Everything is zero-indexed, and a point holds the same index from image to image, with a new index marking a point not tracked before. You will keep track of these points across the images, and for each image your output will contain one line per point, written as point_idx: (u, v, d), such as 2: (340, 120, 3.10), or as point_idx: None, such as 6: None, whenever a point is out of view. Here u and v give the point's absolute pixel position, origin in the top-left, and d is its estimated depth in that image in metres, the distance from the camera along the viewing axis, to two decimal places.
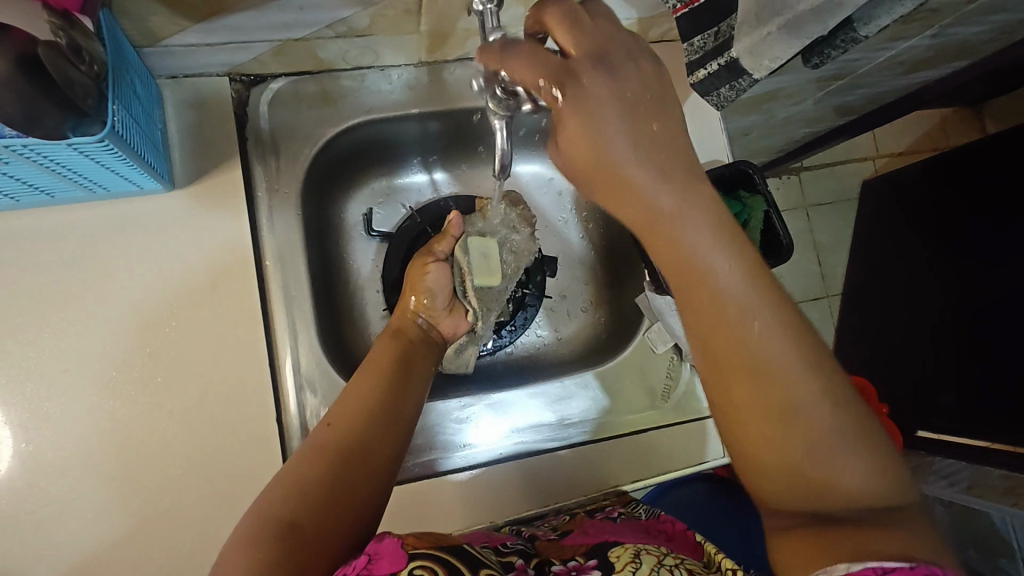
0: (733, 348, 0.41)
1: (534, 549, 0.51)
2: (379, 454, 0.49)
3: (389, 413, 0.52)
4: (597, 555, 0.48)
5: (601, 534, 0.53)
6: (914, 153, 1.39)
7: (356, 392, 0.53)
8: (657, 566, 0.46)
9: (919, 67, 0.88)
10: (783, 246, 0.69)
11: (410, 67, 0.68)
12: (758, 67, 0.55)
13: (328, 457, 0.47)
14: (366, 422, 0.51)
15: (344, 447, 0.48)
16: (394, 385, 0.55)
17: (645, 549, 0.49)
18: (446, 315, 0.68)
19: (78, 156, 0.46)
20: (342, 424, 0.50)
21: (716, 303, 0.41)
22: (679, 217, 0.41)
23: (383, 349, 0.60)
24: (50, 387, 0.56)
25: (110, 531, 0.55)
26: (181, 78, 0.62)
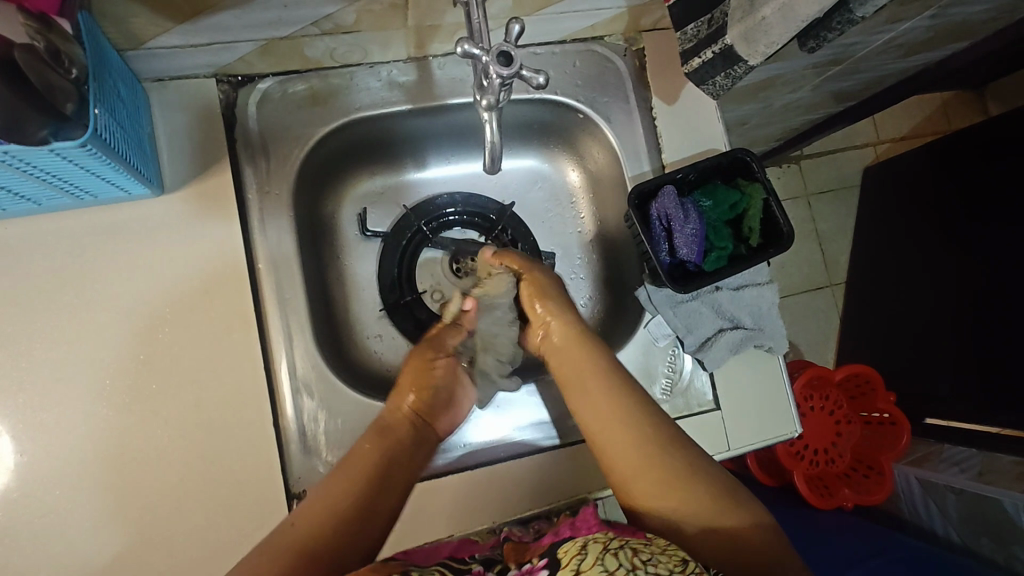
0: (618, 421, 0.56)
1: (501, 555, 0.51)
2: (342, 562, 0.47)
3: (360, 520, 0.49)
4: (548, 555, 0.47)
5: (565, 533, 0.52)
6: (916, 137, 1.37)
7: (327, 491, 0.51)
8: (601, 553, 0.43)
9: (919, 49, 0.86)
10: (783, 233, 0.66)
11: (400, 63, 0.67)
12: (753, 54, 0.55)
13: (284, 557, 0.45)
14: (333, 526, 0.48)
15: (302, 549, 0.46)
16: (368, 490, 0.51)
17: (593, 539, 0.47)
18: (447, 409, 0.63)
19: (62, 161, 0.46)
20: (305, 523, 0.48)
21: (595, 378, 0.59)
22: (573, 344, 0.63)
23: (368, 445, 0.56)
24: (43, 397, 0.55)
25: (109, 539, 0.55)
26: (167, 80, 0.61)
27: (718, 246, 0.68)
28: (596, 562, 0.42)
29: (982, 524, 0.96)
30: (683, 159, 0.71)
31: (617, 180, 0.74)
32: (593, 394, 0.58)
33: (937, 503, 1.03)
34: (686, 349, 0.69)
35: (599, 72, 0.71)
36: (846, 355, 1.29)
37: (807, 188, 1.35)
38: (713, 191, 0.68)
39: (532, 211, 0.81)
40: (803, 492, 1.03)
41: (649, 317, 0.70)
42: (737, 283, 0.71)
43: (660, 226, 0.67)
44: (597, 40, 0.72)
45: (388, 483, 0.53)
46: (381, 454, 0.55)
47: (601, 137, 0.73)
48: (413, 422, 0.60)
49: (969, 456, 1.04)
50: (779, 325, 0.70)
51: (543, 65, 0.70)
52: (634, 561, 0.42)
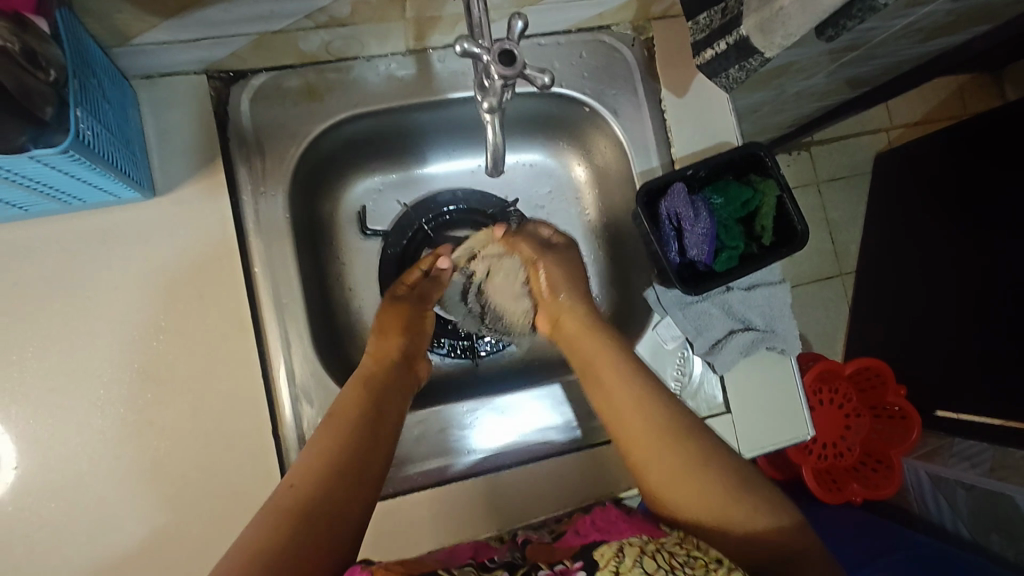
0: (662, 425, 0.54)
1: (524, 558, 0.50)
2: (341, 518, 0.48)
3: (350, 475, 0.51)
4: (583, 557, 0.46)
5: (590, 533, 0.51)
6: (931, 122, 1.33)
7: (316, 449, 0.52)
8: (640, 557, 0.43)
9: (939, 34, 0.83)
10: (797, 232, 0.64)
11: (399, 56, 0.64)
12: (768, 46, 0.52)
13: (286, 518, 0.46)
14: (332, 482, 0.49)
15: (297, 509, 0.47)
16: (352, 442, 0.52)
17: (627, 541, 0.46)
18: (423, 355, 0.67)
19: (45, 168, 0.44)
20: (302, 484, 0.49)
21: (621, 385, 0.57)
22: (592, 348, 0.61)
23: (352, 394, 0.57)
24: (34, 408, 0.54)
25: (107, 551, 0.54)
26: (157, 78, 0.59)
27: (730, 246, 0.66)
28: (636, 565, 0.42)
29: (993, 519, 0.94)
30: (693, 155, 0.69)
31: (624, 176, 0.71)
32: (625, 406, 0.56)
33: (947, 497, 1.01)
34: (695, 351, 0.67)
35: (606, 63, 0.68)
36: (856, 347, 1.26)
37: (818, 176, 1.32)
38: (725, 188, 0.66)
39: (536, 208, 0.78)
40: (812, 488, 1.02)
41: (658, 319, 0.68)
42: (749, 282, 0.69)
43: (669, 225, 0.65)
44: (604, 29, 0.69)
45: (375, 426, 0.55)
46: (365, 403, 0.56)
47: (608, 131, 0.70)
48: (395, 364, 0.63)
49: (979, 450, 1.00)
50: (792, 326, 0.68)
51: (547, 57, 0.68)
52: (670, 562, 0.43)
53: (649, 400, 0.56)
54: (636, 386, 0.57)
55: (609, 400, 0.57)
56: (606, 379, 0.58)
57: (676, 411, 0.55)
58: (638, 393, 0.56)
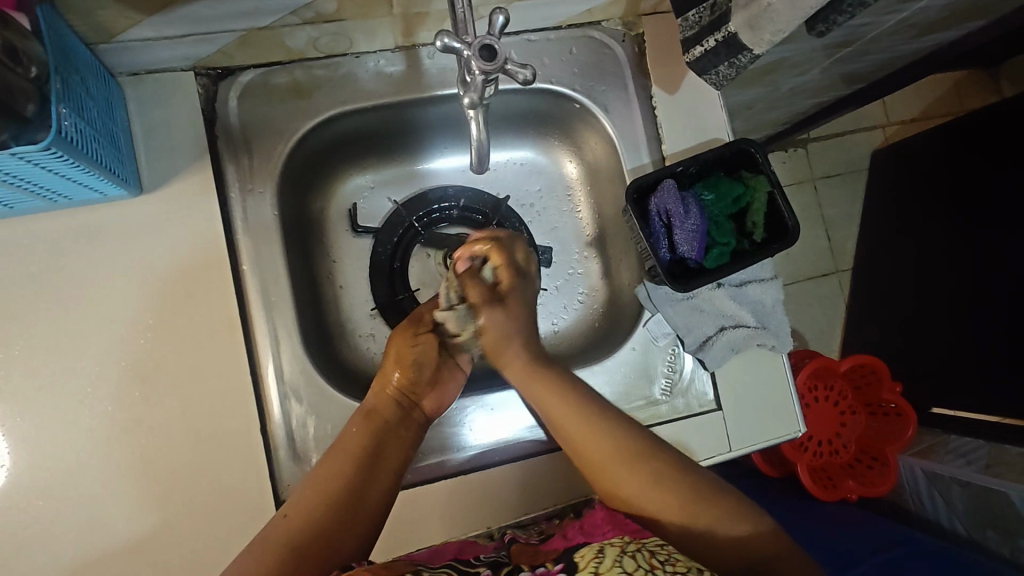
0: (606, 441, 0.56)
1: (509, 557, 0.50)
2: (339, 541, 0.49)
3: (349, 500, 0.51)
4: (563, 559, 0.46)
5: (575, 536, 0.51)
6: (927, 119, 1.33)
7: (318, 477, 0.52)
8: (620, 555, 0.44)
9: (933, 29, 0.83)
10: (788, 229, 0.64)
11: (387, 52, 0.64)
12: (758, 43, 0.52)
13: (282, 551, 0.47)
14: (332, 509, 0.50)
15: (296, 539, 0.48)
16: (353, 470, 0.53)
17: (609, 542, 0.47)
18: (433, 388, 0.61)
19: (28, 166, 0.44)
20: (298, 515, 0.50)
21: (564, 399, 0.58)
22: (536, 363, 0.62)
23: (356, 430, 0.56)
24: (21, 406, 0.54)
25: (96, 549, 0.54)
26: (143, 75, 0.59)
27: (721, 242, 0.65)
28: (615, 563, 0.43)
29: (987, 516, 0.94)
30: (684, 151, 0.68)
31: (615, 172, 0.71)
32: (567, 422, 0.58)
33: (942, 495, 1.01)
34: (687, 347, 0.67)
35: (596, 59, 0.68)
36: (852, 344, 1.26)
37: (814, 173, 1.32)
38: (716, 184, 0.66)
39: (528, 205, 0.78)
40: (807, 485, 1.02)
41: (649, 316, 0.67)
42: (740, 279, 0.69)
43: (659, 222, 0.64)
44: (594, 25, 0.69)
45: (377, 451, 0.55)
46: (367, 432, 0.56)
47: (599, 128, 0.70)
48: (399, 401, 0.59)
49: (975, 447, 1.00)
50: (783, 321, 0.68)
51: (537, 53, 0.67)
52: (651, 562, 0.43)
53: (605, 420, 0.57)
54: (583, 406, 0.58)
55: (562, 418, 0.58)
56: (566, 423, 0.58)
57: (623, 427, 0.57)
58: (593, 416, 0.57)
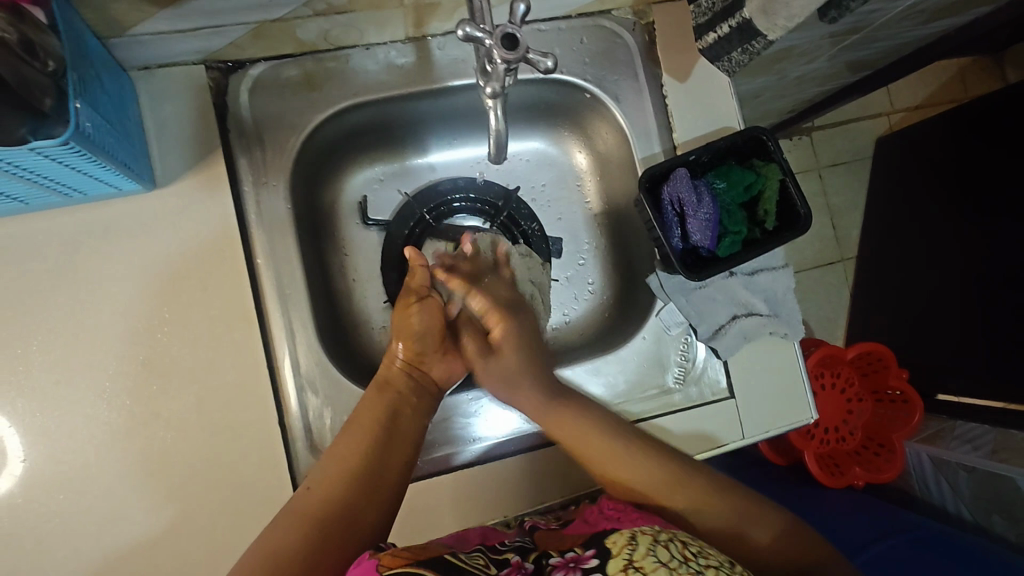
0: (621, 463, 0.58)
1: (535, 543, 0.50)
2: (363, 520, 0.50)
3: (370, 485, 0.51)
4: (595, 545, 0.46)
5: (601, 524, 0.51)
6: (932, 106, 1.32)
7: (340, 455, 0.52)
8: (654, 544, 0.44)
9: (944, 14, 0.82)
10: (800, 216, 0.64)
11: (398, 44, 0.64)
12: (772, 29, 0.52)
13: (303, 526, 0.47)
14: (355, 484, 0.51)
15: (323, 517, 0.48)
16: (372, 450, 0.53)
17: (640, 531, 0.47)
18: (440, 357, 0.64)
19: (46, 161, 0.44)
20: (321, 490, 0.50)
21: (578, 414, 0.60)
22: (571, 413, 0.60)
23: (370, 401, 0.57)
24: (41, 401, 0.54)
25: (117, 540, 0.54)
26: (155, 68, 0.58)
27: (733, 231, 0.65)
28: (649, 552, 0.42)
29: (995, 501, 0.95)
30: (695, 139, 0.68)
31: (625, 161, 0.71)
32: (586, 434, 0.59)
33: (949, 480, 1.03)
34: (699, 336, 0.67)
35: (606, 48, 0.68)
36: (859, 332, 1.27)
37: (819, 162, 1.31)
38: (728, 173, 0.66)
39: (537, 196, 0.78)
40: (815, 472, 1.03)
41: (661, 305, 0.68)
42: (752, 267, 0.69)
43: (672, 211, 0.65)
44: (604, 14, 0.68)
45: (396, 429, 0.55)
46: (388, 406, 0.56)
47: (609, 117, 0.70)
48: (411, 374, 0.61)
49: (981, 433, 1.01)
50: (796, 311, 0.68)
51: (548, 43, 0.67)
52: (684, 553, 0.43)
53: (617, 432, 0.59)
54: (604, 420, 0.60)
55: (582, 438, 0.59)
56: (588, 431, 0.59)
57: (640, 434, 0.60)
58: (610, 430, 0.59)
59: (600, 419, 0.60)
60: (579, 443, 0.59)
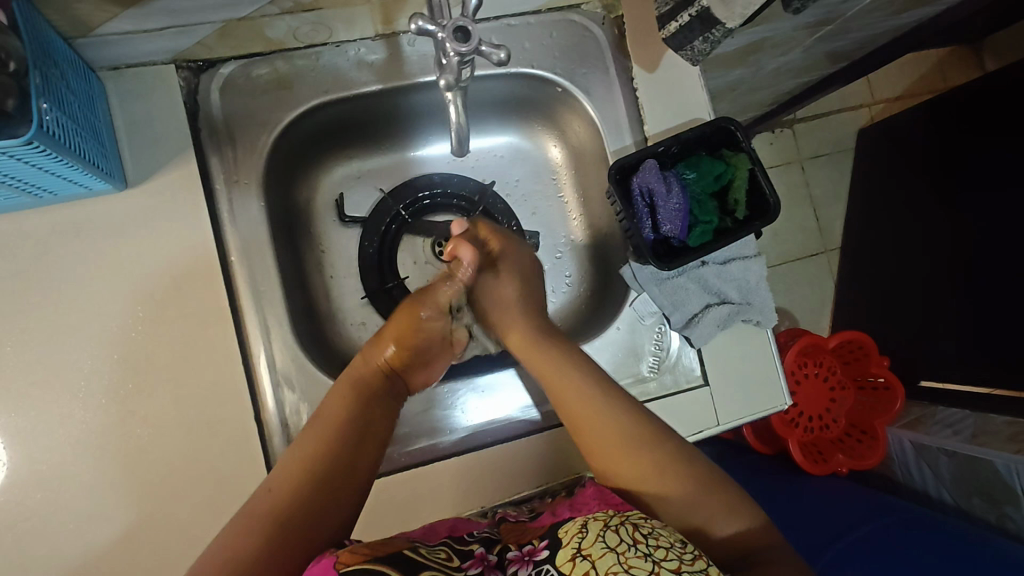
0: (593, 418, 0.57)
1: (497, 536, 0.50)
2: (320, 516, 0.47)
3: (328, 478, 0.50)
4: (550, 536, 0.47)
5: (563, 513, 0.51)
6: (911, 96, 1.34)
7: (300, 450, 0.51)
8: (604, 530, 0.44)
9: (913, 5, 0.83)
10: (769, 205, 0.65)
11: (368, 41, 0.64)
12: (730, 17, 0.53)
13: (259, 523, 0.45)
14: (311, 476, 0.49)
15: (276, 510, 0.46)
16: (332, 445, 0.51)
17: (594, 516, 0.47)
18: (422, 366, 0.63)
19: (11, 161, 0.44)
20: (278, 487, 0.48)
21: (564, 367, 0.60)
22: (556, 360, 0.61)
23: (336, 400, 0.56)
24: (16, 401, 0.54)
25: (94, 537, 0.55)
26: (124, 69, 0.59)
27: (703, 220, 0.66)
28: (598, 538, 0.43)
29: (974, 483, 0.95)
30: (666, 131, 0.69)
31: (598, 154, 0.72)
32: (564, 391, 0.59)
33: (930, 466, 1.03)
34: (672, 325, 0.68)
35: (576, 43, 0.69)
36: (841, 321, 1.28)
37: (801, 153, 1.33)
38: (698, 163, 0.66)
39: (512, 191, 0.79)
40: (798, 459, 1.04)
41: (635, 295, 0.68)
42: (724, 256, 0.69)
43: (642, 202, 0.65)
44: (574, 9, 0.69)
45: (361, 429, 0.54)
46: (352, 408, 0.55)
47: (581, 110, 0.71)
48: (387, 376, 0.60)
49: (962, 417, 1.03)
50: (768, 298, 0.69)
51: (518, 37, 0.68)
52: (634, 536, 0.44)
53: (599, 391, 0.58)
54: (587, 378, 0.59)
55: (564, 394, 0.59)
56: (570, 404, 0.58)
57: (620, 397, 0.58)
58: (594, 388, 0.58)
59: (586, 385, 0.59)
60: (559, 398, 0.59)
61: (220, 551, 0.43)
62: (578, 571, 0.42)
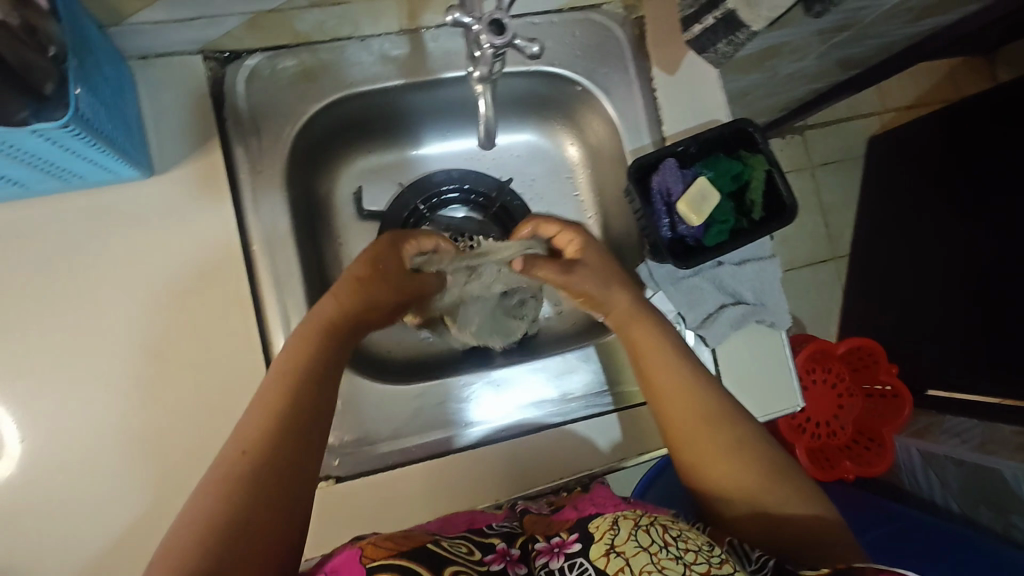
0: (682, 401, 0.54)
1: (520, 527, 0.50)
2: (291, 487, 0.45)
3: (302, 436, 0.47)
4: (579, 529, 0.47)
5: (587, 507, 0.52)
6: (924, 105, 1.34)
7: (267, 404, 0.48)
8: (636, 530, 0.45)
9: (929, 13, 0.84)
10: (786, 206, 0.65)
11: (392, 36, 0.65)
12: (754, 19, 0.55)
13: (233, 491, 0.42)
14: (283, 444, 0.46)
15: (256, 476, 0.43)
16: (301, 406, 0.48)
17: (623, 515, 0.48)
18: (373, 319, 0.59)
19: (46, 144, 0.45)
20: (252, 447, 0.45)
21: (654, 344, 0.58)
22: (653, 335, 0.58)
23: (299, 343, 0.52)
24: (41, 384, 0.55)
25: (112, 522, 0.55)
26: (153, 58, 0.60)
27: (720, 220, 0.66)
28: (630, 538, 0.45)
29: (981, 494, 0.96)
30: (685, 132, 0.69)
31: (616, 153, 0.72)
32: (658, 370, 0.57)
33: (937, 474, 1.03)
34: (687, 324, 0.68)
35: (598, 42, 0.69)
36: (849, 328, 1.28)
37: (812, 160, 1.33)
38: (716, 162, 0.67)
39: (529, 189, 0.80)
40: (805, 465, 1.04)
41: (651, 294, 0.69)
42: (740, 257, 0.70)
43: (660, 201, 0.66)
44: (596, 9, 0.70)
45: (320, 390, 0.50)
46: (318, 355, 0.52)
47: (601, 110, 0.71)
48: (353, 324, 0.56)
49: (970, 427, 1.01)
50: (782, 300, 0.69)
51: (541, 35, 0.68)
52: (665, 538, 0.45)
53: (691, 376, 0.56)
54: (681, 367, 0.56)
55: (659, 379, 0.56)
56: (661, 382, 0.56)
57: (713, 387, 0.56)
58: (684, 373, 0.56)
59: (678, 365, 0.56)
60: (649, 374, 0.57)
61: (193, 527, 0.40)
62: (613, 567, 0.43)
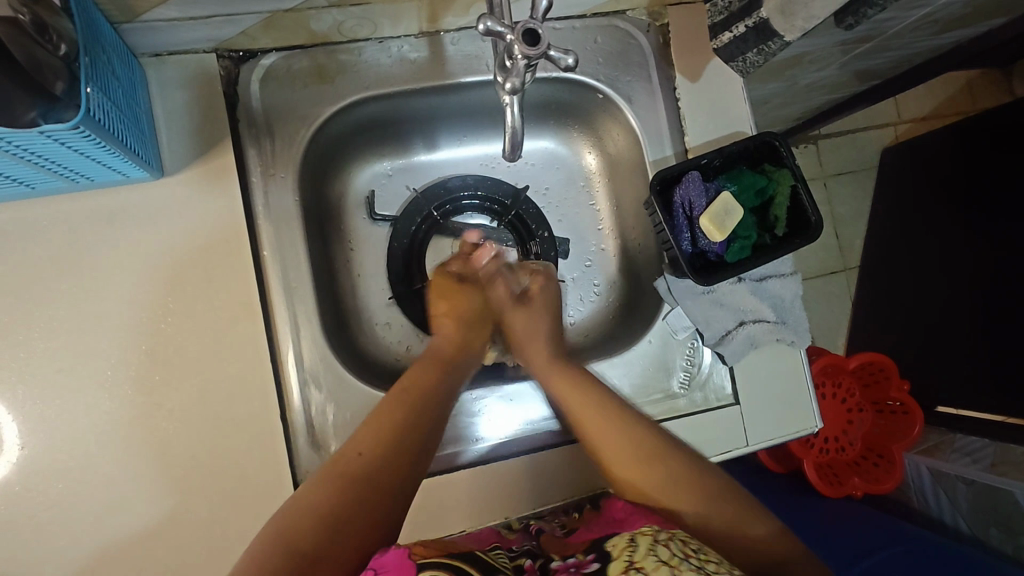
0: (616, 439, 0.56)
1: (539, 548, 0.49)
2: (371, 526, 0.47)
3: (373, 484, 0.49)
4: (595, 550, 0.45)
5: (604, 529, 0.50)
6: (939, 118, 1.32)
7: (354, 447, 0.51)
8: (654, 544, 0.43)
9: (956, 26, 0.82)
10: (811, 223, 0.63)
11: (412, 38, 0.64)
12: (789, 29, 0.54)
13: (312, 525, 0.44)
14: (358, 485, 0.48)
15: (330, 513, 0.46)
16: (409, 423, 0.53)
17: (640, 532, 0.46)
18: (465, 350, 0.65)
19: (55, 145, 0.43)
20: (327, 488, 0.48)
21: (585, 391, 0.59)
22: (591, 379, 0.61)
23: (395, 399, 0.55)
24: (43, 388, 0.54)
25: (113, 531, 0.54)
26: (166, 56, 0.58)
27: (742, 236, 0.65)
28: (649, 552, 0.42)
29: (992, 514, 0.94)
30: (708, 144, 0.68)
31: (636, 164, 0.70)
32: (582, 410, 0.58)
33: (947, 493, 1.01)
34: (706, 342, 0.66)
35: (621, 49, 0.67)
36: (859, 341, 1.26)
37: (825, 170, 1.31)
38: (739, 176, 0.65)
39: (545, 197, 0.78)
40: (813, 480, 1.02)
41: (668, 309, 0.67)
42: (761, 274, 0.68)
43: (682, 214, 0.64)
44: (620, 14, 0.68)
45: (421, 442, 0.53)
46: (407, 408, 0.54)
47: (621, 119, 0.69)
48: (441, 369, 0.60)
49: (982, 446, 1.00)
50: (802, 319, 0.68)
51: (563, 41, 0.67)
52: (685, 550, 0.43)
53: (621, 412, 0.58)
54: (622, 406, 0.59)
55: (591, 424, 0.57)
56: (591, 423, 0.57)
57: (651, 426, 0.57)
58: (613, 409, 0.58)
59: (617, 405, 0.59)
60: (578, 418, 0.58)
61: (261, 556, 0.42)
62: None
